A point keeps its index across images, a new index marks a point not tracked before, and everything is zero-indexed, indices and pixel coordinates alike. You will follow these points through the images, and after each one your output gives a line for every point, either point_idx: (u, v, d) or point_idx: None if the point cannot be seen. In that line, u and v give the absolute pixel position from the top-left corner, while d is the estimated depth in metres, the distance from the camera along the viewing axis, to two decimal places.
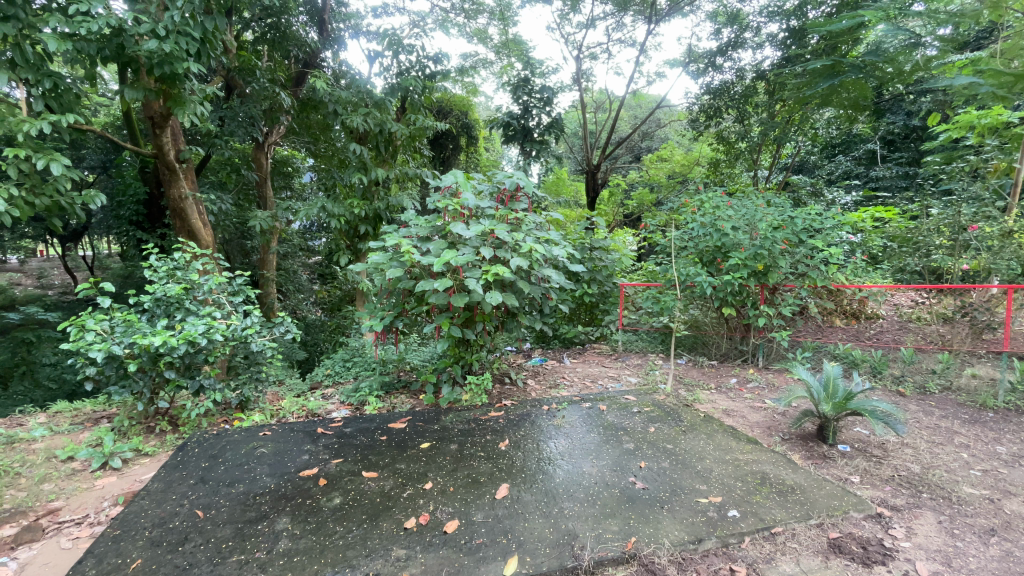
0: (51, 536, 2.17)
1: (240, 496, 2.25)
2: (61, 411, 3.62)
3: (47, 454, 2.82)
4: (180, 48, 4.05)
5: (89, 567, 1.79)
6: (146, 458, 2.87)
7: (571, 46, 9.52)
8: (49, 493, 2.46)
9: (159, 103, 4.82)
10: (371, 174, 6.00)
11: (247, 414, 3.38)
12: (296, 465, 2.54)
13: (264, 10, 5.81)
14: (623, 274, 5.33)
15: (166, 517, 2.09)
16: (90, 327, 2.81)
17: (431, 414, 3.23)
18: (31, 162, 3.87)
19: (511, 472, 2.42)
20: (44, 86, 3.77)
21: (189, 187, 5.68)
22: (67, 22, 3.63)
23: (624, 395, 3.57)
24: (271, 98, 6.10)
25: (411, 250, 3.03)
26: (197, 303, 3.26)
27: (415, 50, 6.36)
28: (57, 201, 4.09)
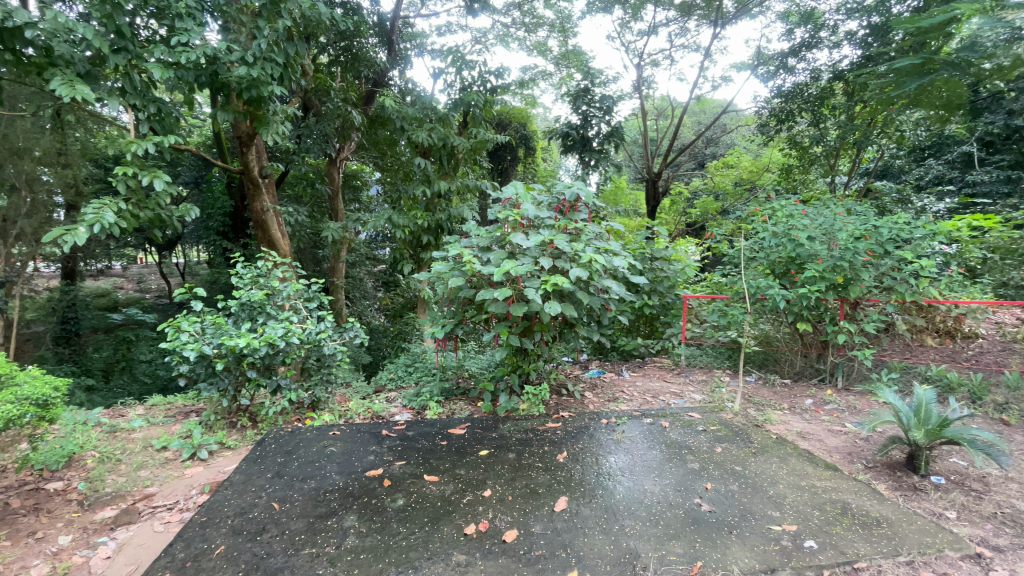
0: (146, 520, 2.38)
1: (311, 491, 2.37)
2: (156, 404, 4.00)
3: (144, 444, 3.11)
4: (265, 73, 4.40)
5: (179, 550, 1.95)
6: (229, 451, 3.10)
7: (631, 54, 9.41)
8: (145, 479, 2.72)
9: (245, 123, 5.26)
10: (434, 186, 6.20)
11: (318, 413, 3.58)
12: (363, 465, 2.64)
13: (338, 34, 6.23)
14: (686, 285, 5.13)
15: (246, 508, 2.24)
16: (185, 328, 3.09)
17: (489, 422, 3.26)
18: (137, 179, 4.32)
19: (570, 485, 2.39)
20: (149, 111, 4.23)
21: (270, 200, 6.14)
22: (170, 53, 4.05)
23: (688, 412, 3.43)
24: (343, 116, 6.48)
25: (472, 260, 3.09)
26: (277, 307, 3.49)
27: (478, 65, 6.56)
28: (158, 214, 4.54)
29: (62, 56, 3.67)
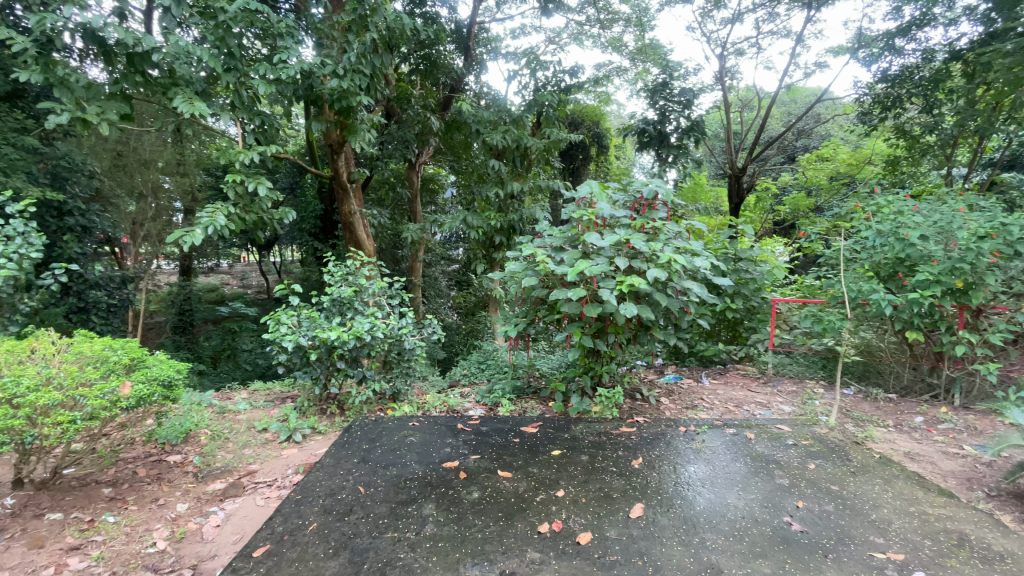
0: (249, 494, 2.64)
1: (393, 478, 2.50)
2: (258, 389, 4.41)
3: (248, 425, 3.45)
4: (354, 84, 4.71)
5: (278, 523, 2.14)
6: (319, 435, 3.35)
7: (713, 44, 8.96)
8: (249, 457, 3.01)
9: (336, 131, 5.65)
10: (507, 187, 6.29)
11: (399, 404, 3.76)
12: (440, 456, 2.74)
13: (418, 44, 6.52)
14: (773, 288, 4.80)
15: (335, 489, 2.41)
16: (284, 321, 3.38)
17: (562, 422, 3.25)
18: (243, 186, 4.78)
19: (646, 492, 2.33)
20: (254, 124, 4.67)
21: (357, 203, 6.56)
22: (273, 70, 4.45)
23: (776, 424, 3.21)
24: (423, 122, 6.77)
25: (545, 259, 3.09)
26: (363, 303, 3.72)
27: (552, 66, 6.56)
28: (260, 217, 5.00)
29: (184, 78, 4.16)
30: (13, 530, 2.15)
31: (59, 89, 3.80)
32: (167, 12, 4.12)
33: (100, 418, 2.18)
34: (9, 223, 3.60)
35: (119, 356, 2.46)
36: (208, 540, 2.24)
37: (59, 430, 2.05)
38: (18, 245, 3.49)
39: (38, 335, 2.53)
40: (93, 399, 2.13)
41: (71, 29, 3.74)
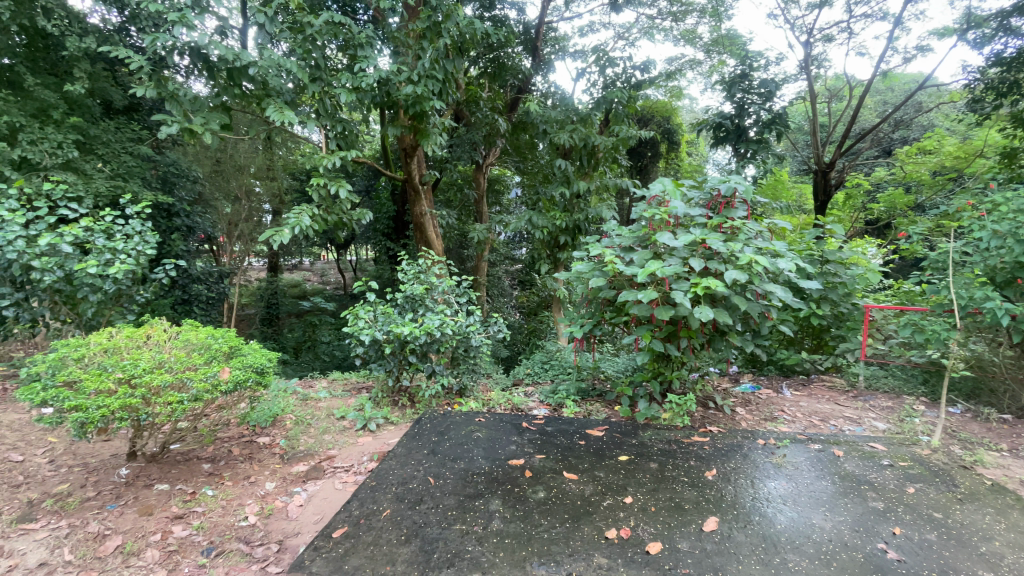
0: (329, 477, 2.81)
1: (461, 472, 2.57)
2: (336, 379, 4.69)
3: (328, 412, 3.68)
4: (428, 89, 4.87)
5: (355, 507, 2.27)
6: (392, 426, 3.51)
7: (797, 32, 8.36)
8: (328, 442, 3.21)
9: (409, 135, 5.88)
10: (573, 187, 6.23)
11: (465, 399, 3.85)
12: (506, 453, 2.77)
13: (487, 47, 6.63)
14: (866, 293, 4.41)
15: (407, 479, 2.51)
16: (361, 315, 3.57)
17: (629, 427, 3.18)
18: (326, 189, 5.11)
19: (720, 506, 2.21)
20: (336, 130, 4.97)
21: (428, 204, 6.79)
22: (354, 79, 4.71)
23: (869, 442, 2.94)
24: (491, 124, 6.87)
25: (614, 260, 3.02)
26: (434, 300, 3.85)
27: (622, 63, 6.43)
28: (340, 217, 5.31)
29: (275, 89, 4.50)
30: (129, 496, 2.43)
31: (170, 103, 4.27)
32: (262, 29, 4.48)
33: (203, 399, 2.41)
34: (130, 223, 4.08)
35: (219, 344, 2.70)
36: (293, 518, 2.41)
37: (170, 409, 2.28)
38: (136, 243, 3.95)
39: (154, 322, 2.84)
40: (198, 382, 2.36)
41: (181, 47, 4.16)
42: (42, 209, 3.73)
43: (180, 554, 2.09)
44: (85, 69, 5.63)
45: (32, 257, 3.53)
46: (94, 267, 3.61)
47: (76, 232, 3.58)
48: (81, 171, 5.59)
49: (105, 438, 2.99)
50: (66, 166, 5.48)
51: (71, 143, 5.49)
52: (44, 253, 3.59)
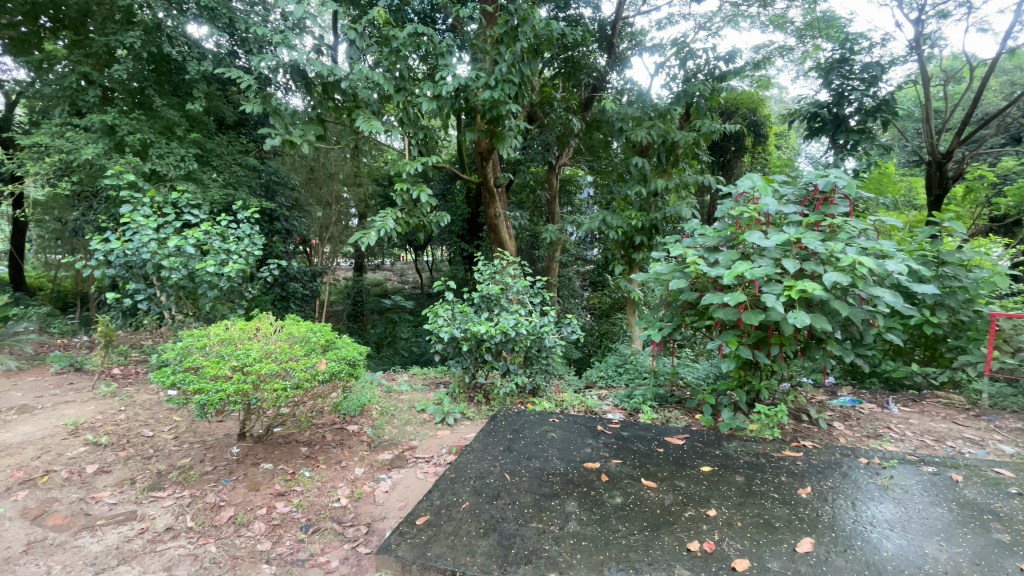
0: (411, 466, 2.96)
1: (536, 471, 2.59)
2: (416, 373, 4.92)
3: (409, 405, 3.88)
4: (504, 93, 4.95)
5: (436, 497, 2.37)
6: (468, 421, 3.62)
7: (907, 8, 7.52)
8: (410, 434, 3.37)
9: (486, 138, 6.02)
10: (650, 185, 6.04)
11: (538, 399, 3.88)
12: (581, 456, 2.76)
13: (562, 47, 6.61)
14: (991, 300, 3.87)
15: (484, 473, 2.58)
16: (440, 313, 3.71)
17: (712, 436, 3.03)
18: (407, 193, 5.37)
19: (816, 527, 2.05)
20: (417, 137, 5.21)
21: (502, 206, 6.90)
22: (435, 87, 4.90)
23: (996, 468, 2.58)
24: (565, 124, 6.85)
25: (697, 261, 2.89)
26: (509, 300, 3.91)
27: (704, 54, 6.14)
28: (419, 220, 5.56)
29: (364, 100, 4.80)
30: (240, 472, 2.71)
31: (274, 117, 4.68)
32: (352, 45, 4.80)
33: (304, 387, 2.63)
34: (240, 227, 4.55)
35: (317, 337, 2.93)
36: (379, 503, 2.56)
37: (275, 395, 2.52)
38: (245, 245, 4.39)
39: (261, 316, 3.13)
40: (299, 371, 2.59)
41: (283, 65, 4.57)
42: (170, 216, 4.26)
43: (283, 528, 2.30)
44: (203, 90, 6.34)
45: (163, 257, 4.04)
46: (211, 266, 4.06)
47: (198, 235, 4.06)
48: (200, 181, 6.32)
49: (220, 419, 3.35)
50: (189, 177, 6.21)
51: (192, 156, 6.22)
52: (172, 254, 4.10)
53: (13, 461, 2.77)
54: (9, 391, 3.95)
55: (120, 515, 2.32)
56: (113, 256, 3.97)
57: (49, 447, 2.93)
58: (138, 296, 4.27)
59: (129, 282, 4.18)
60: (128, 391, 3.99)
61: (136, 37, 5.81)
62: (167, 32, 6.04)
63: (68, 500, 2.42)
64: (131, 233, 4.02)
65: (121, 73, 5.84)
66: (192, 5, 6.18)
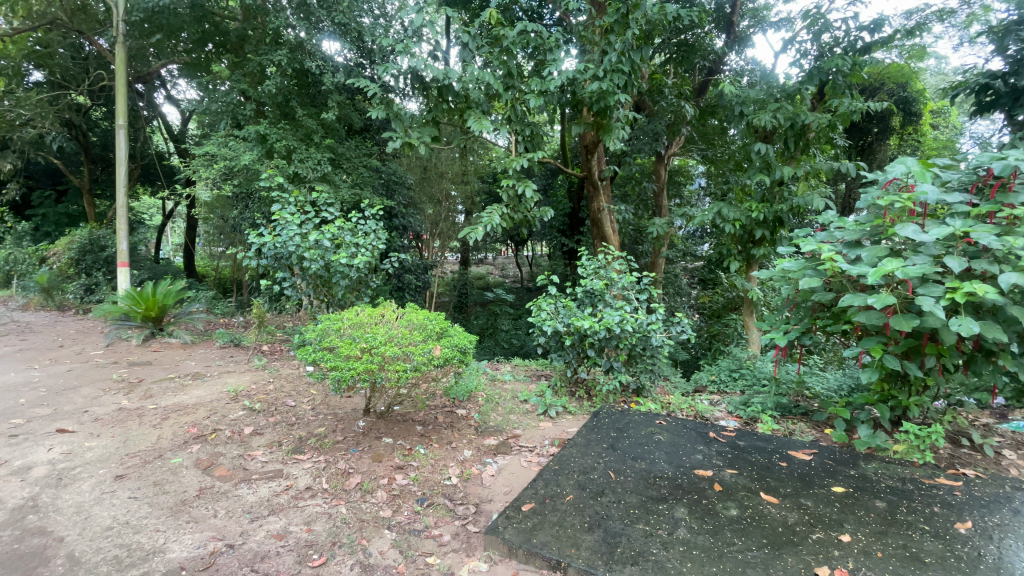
0: (515, 454, 3.05)
1: (642, 472, 2.52)
2: (519, 365, 5.05)
3: (513, 394, 3.99)
4: (613, 84, 4.80)
5: (540, 487, 2.42)
6: (570, 415, 3.62)
7: None
8: (514, 422, 3.47)
9: (592, 131, 5.93)
10: (774, 173, 5.50)
11: (643, 399, 3.77)
12: (691, 462, 2.63)
13: (675, 31, 6.28)
14: None
15: (588, 469, 2.57)
16: (544, 307, 3.75)
17: (845, 455, 2.71)
18: (513, 189, 5.49)
19: (977, 568, 1.75)
20: (525, 133, 5.26)
21: (607, 199, 6.77)
22: (542, 83, 4.93)
23: None
24: (676, 112, 6.50)
25: (834, 257, 2.59)
26: (613, 296, 3.83)
27: (843, 25, 5.43)
28: (524, 214, 5.66)
29: (476, 100, 4.98)
30: (365, 444, 2.99)
31: (395, 122, 5.05)
32: (466, 47, 5.00)
33: (421, 371, 2.84)
34: (365, 223, 5.00)
35: (433, 325, 3.13)
36: (486, 486, 2.68)
37: (397, 376, 2.74)
38: (370, 239, 4.83)
39: (385, 303, 3.40)
40: (418, 356, 2.79)
41: (403, 72, 4.90)
42: (310, 213, 4.81)
43: (401, 499, 2.50)
44: (335, 100, 7.06)
45: (304, 250, 4.59)
46: (342, 258, 4.52)
47: (331, 231, 4.55)
48: (332, 182, 7.04)
49: (348, 396, 3.73)
50: (323, 179, 6.97)
51: (326, 160, 6.95)
52: (311, 247, 4.63)
53: (190, 418, 3.34)
54: (187, 361, 4.77)
55: (269, 472, 2.69)
56: (266, 249, 4.58)
57: (216, 409, 3.49)
58: (284, 283, 4.89)
59: (277, 272, 4.81)
60: (274, 365, 4.62)
61: (283, 55, 6.61)
62: (307, 49, 6.79)
63: (230, 455, 2.87)
64: (280, 229, 4.62)
65: (271, 88, 6.68)
66: (328, 23, 6.86)
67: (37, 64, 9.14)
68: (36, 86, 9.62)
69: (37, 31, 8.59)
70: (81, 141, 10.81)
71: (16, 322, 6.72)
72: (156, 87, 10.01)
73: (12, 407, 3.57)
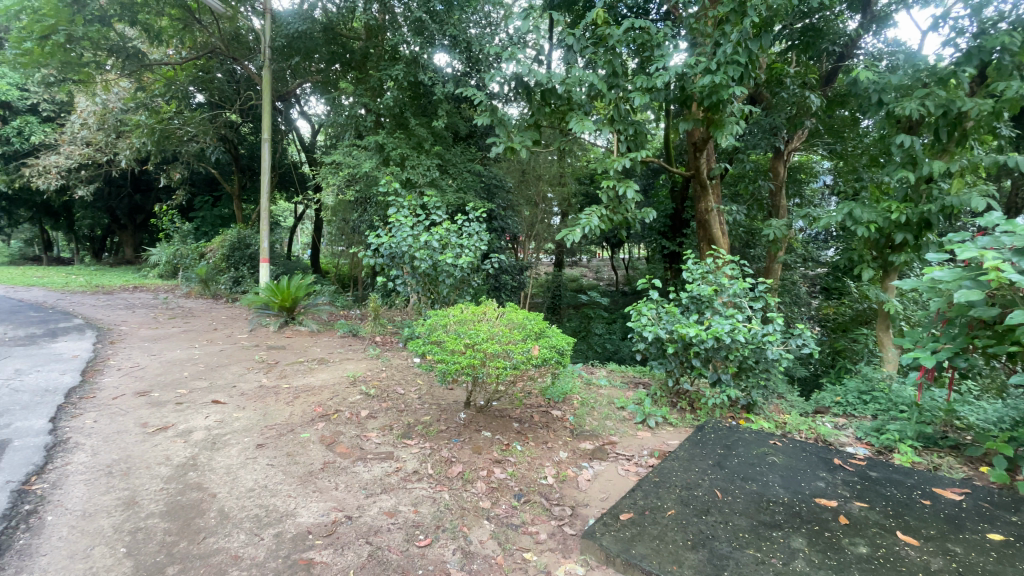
0: (612, 460, 2.99)
1: (754, 495, 2.34)
2: (615, 370, 4.94)
3: (609, 400, 3.92)
4: (727, 77, 4.49)
5: (639, 498, 2.36)
6: (671, 427, 3.47)
7: None
8: (610, 429, 3.41)
9: (702, 127, 5.62)
10: (919, 169, 4.81)
11: (754, 416, 3.51)
12: (811, 489, 2.39)
13: (799, 15, 5.74)
14: None
15: (692, 484, 2.44)
16: (645, 312, 3.63)
17: (1009, 500, 2.30)
18: (614, 191, 5.38)
19: None
20: (628, 132, 5.15)
21: (715, 200, 6.38)
22: (649, 80, 4.76)
23: None
24: (799, 103, 5.93)
25: (1001, 265, 2.19)
26: (723, 304, 3.60)
27: None
28: (626, 216, 5.53)
29: (579, 101, 4.96)
30: (466, 435, 3.13)
31: (499, 127, 5.21)
32: (570, 50, 5.00)
33: (521, 369, 2.90)
34: (470, 224, 5.23)
35: (532, 325, 3.18)
36: (582, 489, 2.67)
37: (498, 373, 2.84)
38: (473, 240, 5.04)
39: (487, 301, 3.53)
40: (518, 354, 2.87)
41: (507, 78, 5.04)
42: (421, 216, 5.14)
43: (499, 492, 2.58)
44: (445, 109, 7.48)
45: (415, 249, 4.92)
46: (449, 258, 4.78)
47: (439, 232, 4.82)
48: (439, 186, 7.44)
49: (451, 388, 3.93)
50: (431, 183, 7.40)
51: (434, 166, 7.39)
52: (422, 247, 4.95)
53: (316, 398, 3.73)
54: (313, 347, 5.34)
55: (382, 454, 2.92)
56: (383, 248, 5.00)
57: (337, 392, 3.87)
58: (397, 280, 5.29)
59: (391, 269, 5.22)
60: (386, 355, 5.01)
61: (400, 70, 7.14)
62: (420, 62, 7.26)
63: (349, 435, 3.16)
64: (395, 230, 5.01)
65: (389, 100, 7.27)
66: (439, 37, 7.28)
67: (201, 88, 10.77)
68: (200, 107, 11.34)
69: (200, 59, 10.16)
70: (232, 153, 12.53)
71: (182, 307, 8.01)
72: (291, 104, 11.31)
73: (179, 378, 4.25)
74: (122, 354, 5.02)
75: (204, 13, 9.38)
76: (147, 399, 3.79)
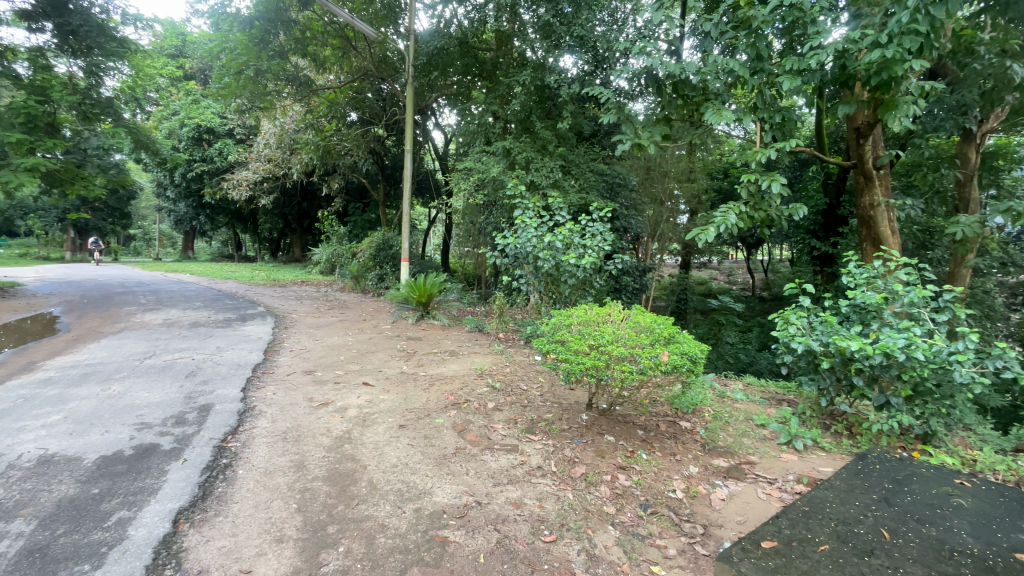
0: (751, 482, 2.75)
1: (933, 540, 1.97)
2: (753, 384, 4.53)
3: (747, 416, 3.59)
4: (902, 49, 3.79)
5: (786, 526, 2.13)
6: (823, 452, 3.08)
7: None
8: (748, 447, 3.13)
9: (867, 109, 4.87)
10: None
11: (933, 449, 2.96)
12: (1015, 544, 1.95)
13: None
14: None
15: (851, 520, 2.14)
16: (794, 321, 3.25)
17: None
18: (756, 185, 4.91)
19: None
20: (774, 120, 4.66)
21: (884, 193, 5.49)
22: (800, 62, 4.24)
23: None
24: (998, 74, 4.82)
25: None
26: (895, 315, 3.08)
27: None
28: (770, 214, 5.02)
29: (716, 91, 4.61)
30: (588, 437, 3.12)
31: (626, 124, 5.03)
32: (707, 37, 4.68)
33: (648, 374, 2.79)
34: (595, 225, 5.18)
35: (661, 329, 3.05)
36: (716, 509, 2.49)
37: (623, 377, 2.76)
38: (598, 240, 5.00)
39: (612, 303, 3.46)
40: (645, 359, 2.74)
41: (636, 74, 4.87)
42: (546, 216, 5.25)
43: (624, 499, 2.52)
44: (570, 110, 7.54)
45: (539, 250, 5.04)
46: (572, 258, 4.80)
47: (564, 232, 4.86)
48: (563, 188, 7.48)
49: (573, 388, 3.95)
50: (555, 184, 7.49)
51: (558, 167, 7.46)
52: (546, 247, 5.05)
53: (448, 388, 4.02)
54: (445, 340, 5.75)
55: (507, 446, 3.04)
56: (509, 248, 5.20)
57: (467, 382, 4.13)
58: (520, 280, 5.45)
59: (516, 269, 5.41)
60: (509, 352, 5.20)
61: (528, 75, 7.35)
62: (547, 66, 7.40)
63: (477, 424, 3.35)
64: (520, 231, 5.18)
65: (517, 106, 7.48)
66: (567, 38, 7.30)
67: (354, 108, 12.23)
68: (353, 124, 12.87)
69: (355, 81, 11.36)
70: (379, 163, 14.04)
71: (337, 300, 9.18)
72: (428, 117, 12.28)
73: (337, 362, 4.88)
74: (292, 338, 5.91)
75: (359, 41, 10.48)
76: (312, 377, 4.43)
